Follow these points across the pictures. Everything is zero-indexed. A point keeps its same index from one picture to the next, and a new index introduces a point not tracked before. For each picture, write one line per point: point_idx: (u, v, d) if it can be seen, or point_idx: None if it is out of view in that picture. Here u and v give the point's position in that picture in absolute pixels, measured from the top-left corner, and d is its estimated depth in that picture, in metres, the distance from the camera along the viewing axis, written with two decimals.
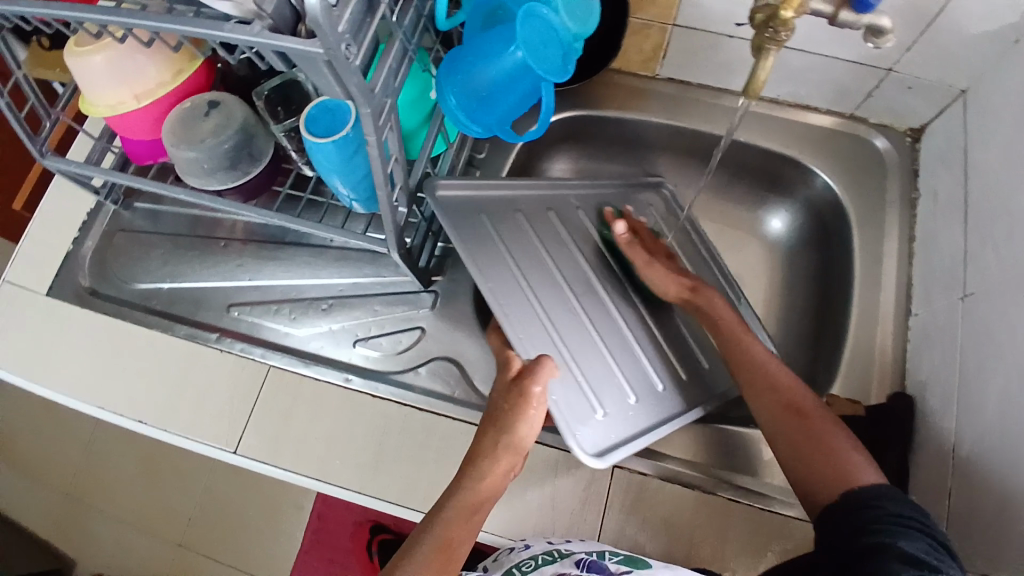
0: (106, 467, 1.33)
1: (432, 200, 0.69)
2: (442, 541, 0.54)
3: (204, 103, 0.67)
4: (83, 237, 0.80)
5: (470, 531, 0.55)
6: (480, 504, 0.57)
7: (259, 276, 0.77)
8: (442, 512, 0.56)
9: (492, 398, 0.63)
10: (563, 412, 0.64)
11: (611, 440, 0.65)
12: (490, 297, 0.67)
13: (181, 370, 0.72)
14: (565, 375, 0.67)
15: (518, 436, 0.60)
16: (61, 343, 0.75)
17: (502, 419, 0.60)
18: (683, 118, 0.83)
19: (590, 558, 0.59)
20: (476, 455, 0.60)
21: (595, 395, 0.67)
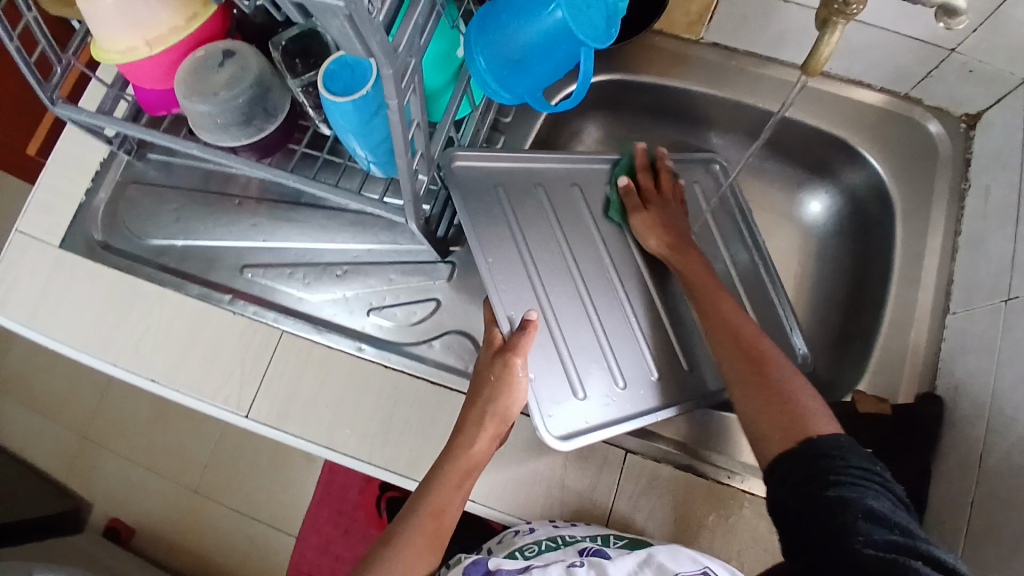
0: (121, 413, 1.35)
1: (449, 174, 0.67)
2: (433, 507, 0.57)
3: (219, 52, 0.63)
4: (96, 188, 0.79)
5: (458, 496, 0.57)
6: (470, 470, 0.58)
7: (273, 237, 0.75)
8: (434, 476, 0.58)
9: (478, 365, 0.63)
10: (536, 393, 0.63)
11: (583, 424, 0.63)
12: (484, 270, 0.65)
13: (193, 330, 0.71)
14: (548, 355, 0.65)
15: (503, 404, 0.59)
16: (73, 296, 0.74)
17: (487, 388, 0.59)
18: (723, 89, 0.78)
19: (593, 545, 0.57)
20: (464, 420, 0.60)
21: (577, 376, 0.65)
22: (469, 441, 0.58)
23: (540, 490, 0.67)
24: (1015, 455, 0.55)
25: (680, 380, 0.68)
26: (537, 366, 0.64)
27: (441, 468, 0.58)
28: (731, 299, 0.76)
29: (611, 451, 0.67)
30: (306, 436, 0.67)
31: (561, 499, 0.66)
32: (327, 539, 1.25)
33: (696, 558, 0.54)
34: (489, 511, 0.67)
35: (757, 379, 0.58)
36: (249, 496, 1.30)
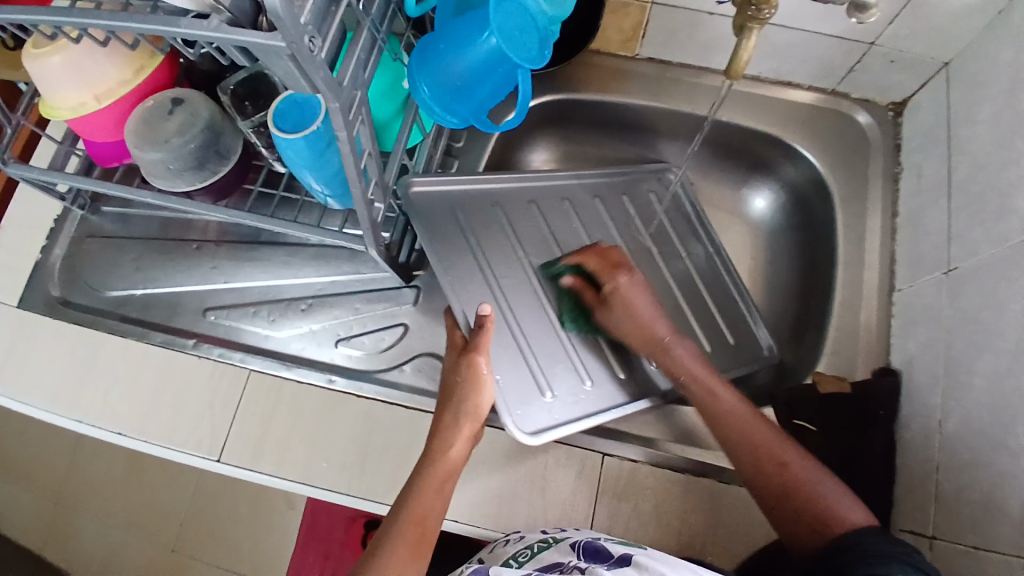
0: (93, 474, 1.31)
1: (407, 203, 0.68)
2: (415, 514, 0.53)
3: (168, 100, 0.65)
4: (51, 245, 0.78)
5: (440, 502, 0.54)
6: (449, 475, 0.56)
7: (234, 278, 0.75)
8: (412, 485, 0.55)
9: (445, 370, 0.61)
10: (503, 394, 0.63)
11: (549, 422, 0.64)
12: (447, 281, 0.67)
13: (160, 378, 0.71)
14: (514, 358, 0.66)
15: (474, 401, 0.57)
16: (34, 355, 0.72)
17: (457, 391, 0.58)
18: (665, 100, 0.82)
19: (586, 541, 0.58)
20: (437, 428, 0.58)
21: (543, 377, 0.66)
22: (445, 446, 0.56)
23: (520, 502, 0.68)
24: (970, 418, 0.58)
25: (642, 378, 0.70)
26: (503, 367, 0.65)
27: (418, 476, 0.55)
28: (690, 298, 0.79)
29: (587, 455, 0.69)
30: (282, 473, 0.67)
31: (542, 508, 0.67)
32: None
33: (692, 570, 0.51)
34: (472, 529, 0.67)
35: (765, 469, 0.57)
36: (234, 547, 1.27)
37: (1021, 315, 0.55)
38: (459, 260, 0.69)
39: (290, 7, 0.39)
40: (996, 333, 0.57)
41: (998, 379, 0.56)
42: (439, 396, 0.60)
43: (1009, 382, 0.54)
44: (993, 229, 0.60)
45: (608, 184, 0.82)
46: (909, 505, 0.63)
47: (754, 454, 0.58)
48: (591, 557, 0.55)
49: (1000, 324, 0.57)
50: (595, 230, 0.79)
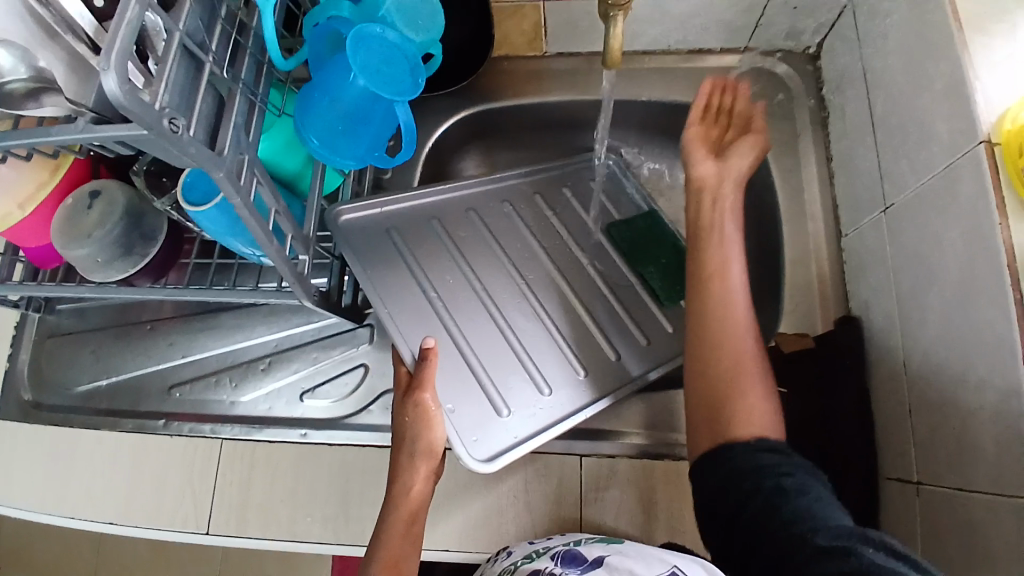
0: (120, 557, 1.34)
1: (335, 230, 0.70)
2: (387, 560, 0.56)
3: (86, 195, 0.66)
4: (16, 350, 0.79)
5: (410, 543, 0.57)
6: (414, 513, 0.59)
7: (191, 350, 0.77)
8: (383, 529, 0.57)
9: (394, 410, 0.63)
10: (456, 424, 0.62)
11: (507, 442, 0.63)
12: (383, 311, 0.67)
13: (137, 463, 0.71)
14: (463, 382, 0.65)
15: (427, 439, 0.59)
16: (14, 463, 0.73)
17: (407, 430, 0.60)
18: (587, 91, 0.81)
19: (565, 550, 0.57)
20: (395, 470, 0.60)
21: (499, 395, 0.65)
22: (406, 484, 0.59)
23: (507, 518, 0.67)
24: (930, 355, 0.57)
25: (605, 372, 0.69)
26: (453, 397, 0.64)
27: (385, 521, 0.58)
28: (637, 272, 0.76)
29: (566, 459, 0.69)
30: (269, 534, 0.67)
31: (530, 521, 0.67)
32: None
33: (665, 557, 0.49)
34: (465, 555, 0.67)
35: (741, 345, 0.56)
36: None
37: (957, 244, 0.54)
38: (398, 289, 0.69)
39: (138, 96, 0.39)
40: (937, 266, 0.56)
41: (948, 312, 0.55)
42: (393, 439, 0.62)
43: (959, 314, 0.54)
44: (919, 161, 0.59)
45: (546, 180, 0.82)
46: (892, 451, 0.61)
47: (719, 353, 0.56)
48: (568, 562, 0.54)
49: (939, 257, 0.56)
50: (539, 229, 0.78)
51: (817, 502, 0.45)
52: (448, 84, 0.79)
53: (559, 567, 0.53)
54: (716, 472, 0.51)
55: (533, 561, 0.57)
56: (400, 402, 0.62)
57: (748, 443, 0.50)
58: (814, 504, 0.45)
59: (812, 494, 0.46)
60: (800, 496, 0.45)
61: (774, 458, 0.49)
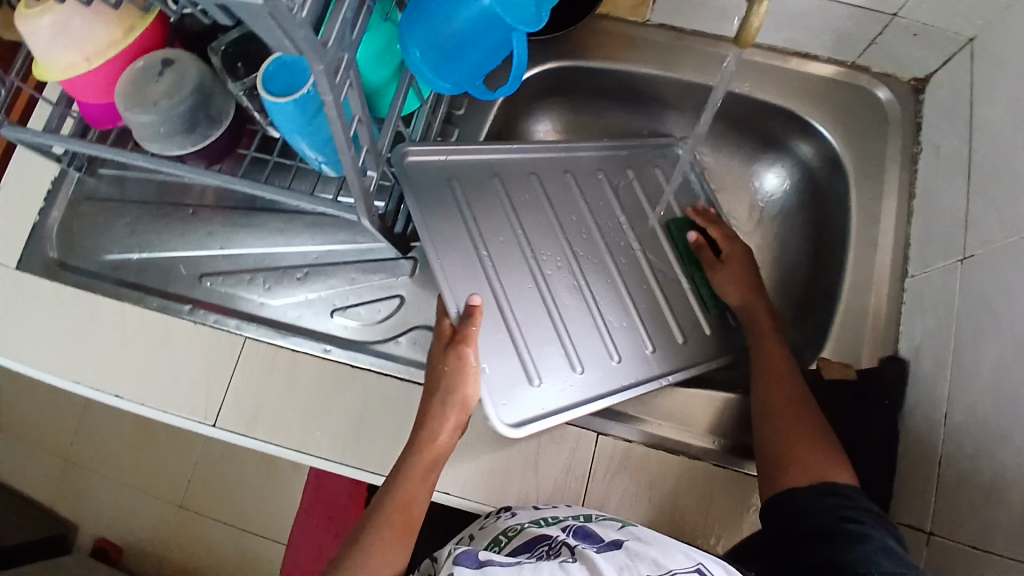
0: (103, 433, 1.34)
1: (400, 171, 0.67)
2: (401, 504, 0.55)
3: (157, 61, 0.62)
4: (48, 207, 0.77)
5: (425, 490, 0.57)
6: (435, 462, 0.58)
7: (230, 244, 0.75)
8: (401, 472, 0.57)
9: (432, 357, 0.62)
10: (489, 384, 0.63)
11: (537, 411, 0.63)
12: (435, 258, 0.65)
13: (157, 344, 0.70)
14: (502, 343, 0.65)
15: (464, 393, 0.59)
16: (34, 318, 0.72)
17: (444, 376, 0.59)
18: (676, 70, 0.76)
19: (577, 525, 0.57)
20: (423, 416, 0.59)
21: (533, 365, 0.65)
22: (433, 434, 0.58)
23: (512, 478, 0.67)
24: (975, 412, 0.56)
25: (638, 361, 0.70)
26: (489, 355, 0.64)
27: (407, 463, 0.57)
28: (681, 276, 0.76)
29: (582, 434, 0.68)
30: (277, 441, 0.67)
31: (536, 487, 0.66)
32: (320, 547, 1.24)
33: (689, 553, 0.49)
34: (464, 502, 0.67)
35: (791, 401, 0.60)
36: (239, 508, 1.29)
37: None
38: (452, 237, 0.68)
39: None
40: (1005, 327, 0.55)
41: (1004, 371, 0.54)
42: (425, 385, 0.61)
43: (1017, 377, 0.53)
44: (1011, 215, 0.57)
45: (611, 159, 0.79)
46: (911, 497, 0.61)
47: (772, 408, 0.61)
48: (582, 538, 0.54)
49: (1009, 318, 0.54)
50: (597, 209, 0.76)
51: (883, 550, 0.47)
52: (558, 28, 0.75)
53: (572, 540, 0.53)
54: (786, 515, 0.53)
55: (543, 527, 0.57)
56: (440, 350, 0.61)
57: (813, 488, 0.53)
58: (877, 550, 0.47)
59: (876, 538, 0.48)
60: (863, 542, 0.47)
61: (836, 501, 0.52)
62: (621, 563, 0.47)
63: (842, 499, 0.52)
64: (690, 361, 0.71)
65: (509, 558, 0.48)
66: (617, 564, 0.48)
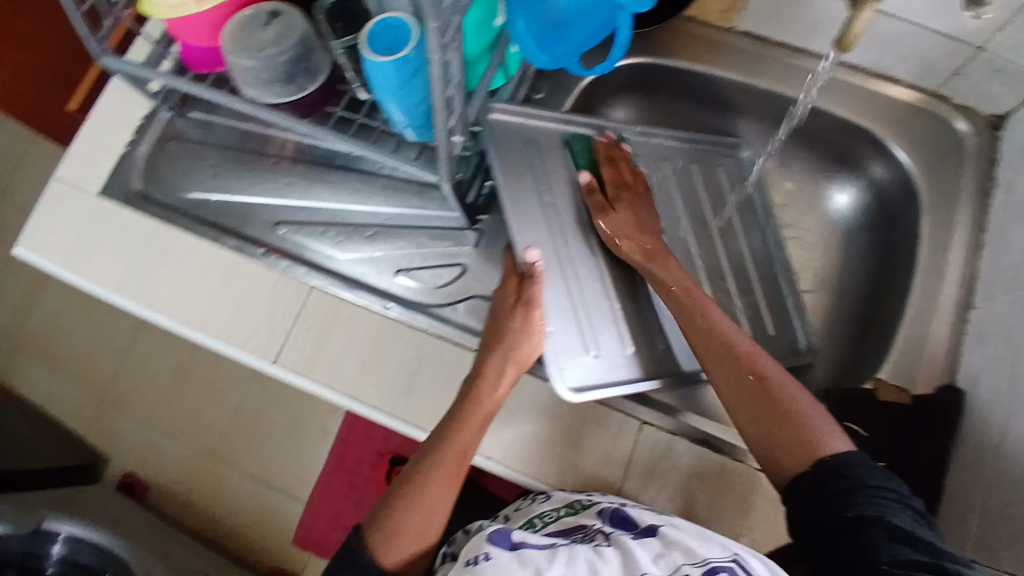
0: (142, 371, 1.39)
1: (484, 121, 0.69)
2: (456, 448, 0.60)
3: (265, 13, 0.66)
4: (137, 140, 0.80)
5: (480, 437, 0.61)
6: (492, 412, 0.62)
7: (307, 196, 0.77)
8: (457, 418, 0.61)
9: (494, 314, 0.65)
10: (553, 346, 0.64)
11: (593, 380, 0.65)
12: (512, 218, 0.67)
13: (228, 281, 0.73)
14: (562, 309, 0.67)
15: (526, 349, 0.63)
16: (112, 244, 0.75)
17: (509, 335, 0.63)
18: (758, 78, 0.77)
19: (614, 507, 0.56)
20: (483, 370, 0.62)
21: (589, 335, 0.67)
22: (493, 386, 0.61)
23: (552, 457, 0.67)
24: None
25: (691, 355, 0.70)
26: (554, 319, 0.66)
27: (464, 410, 0.61)
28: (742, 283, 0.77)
29: (626, 421, 0.68)
30: (330, 386, 0.70)
31: (575, 465, 0.67)
32: (337, 511, 1.28)
33: (725, 544, 0.47)
34: (503, 469, 0.68)
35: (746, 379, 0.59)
36: (261, 462, 1.32)
37: None
38: (521, 198, 0.68)
39: None
40: None
41: None
42: (486, 340, 0.64)
43: None
44: None
45: (681, 151, 0.79)
46: (950, 522, 0.62)
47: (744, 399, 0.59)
48: (618, 525, 0.53)
49: None
50: (662, 196, 0.77)
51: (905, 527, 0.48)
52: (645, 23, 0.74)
53: (609, 527, 0.53)
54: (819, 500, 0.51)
55: (579, 515, 0.56)
56: (505, 307, 0.65)
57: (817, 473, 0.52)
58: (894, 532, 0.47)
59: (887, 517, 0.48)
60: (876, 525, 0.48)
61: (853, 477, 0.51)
62: (655, 551, 0.47)
63: (848, 480, 0.51)
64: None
65: (543, 541, 0.51)
66: (653, 551, 0.47)
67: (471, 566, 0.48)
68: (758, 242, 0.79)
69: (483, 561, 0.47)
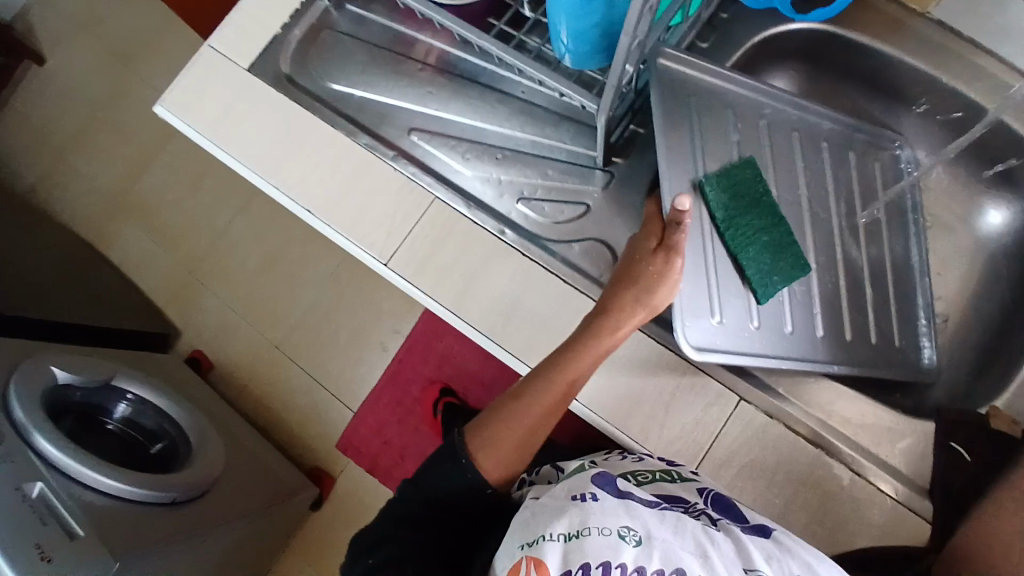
0: (229, 257, 1.44)
1: (653, 66, 0.67)
2: (567, 376, 0.61)
3: None
4: (291, 25, 0.81)
5: (591, 370, 0.61)
6: (609, 349, 0.62)
7: (446, 108, 0.77)
8: (575, 347, 0.61)
9: (631, 252, 0.63)
10: (681, 301, 0.65)
11: (715, 344, 0.65)
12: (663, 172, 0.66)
13: (357, 175, 0.75)
14: (695, 275, 0.66)
15: (659, 295, 0.61)
16: (255, 120, 0.78)
17: (643, 278, 0.61)
18: (941, 70, 0.72)
19: (715, 493, 0.55)
20: (609, 306, 0.61)
21: (716, 300, 0.66)
22: (616, 325, 0.61)
23: (641, 412, 0.68)
24: None
25: (808, 341, 0.69)
26: (687, 278, 0.66)
27: (583, 341, 0.61)
28: (869, 284, 0.73)
29: (724, 393, 0.67)
30: (436, 295, 0.71)
31: (662, 425, 0.67)
32: (382, 424, 1.32)
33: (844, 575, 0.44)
34: (588, 413, 0.69)
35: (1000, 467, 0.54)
36: (323, 366, 1.37)
37: None
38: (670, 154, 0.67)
39: None
40: None
41: None
42: (620, 274, 0.62)
43: None
44: None
45: (838, 135, 0.75)
46: None
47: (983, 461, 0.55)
48: (722, 511, 0.52)
49: None
50: (812, 177, 0.73)
51: None
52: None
53: (712, 510, 0.52)
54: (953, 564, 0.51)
55: (679, 488, 0.55)
56: (644, 249, 0.62)
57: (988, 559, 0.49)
58: None
59: None
60: None
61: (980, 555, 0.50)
62: (768, 552, 0.45)
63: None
64: (853, 362, 0.70)
65: (648, 497, 0.51)
66: (764, 551, 0.45)
67: (578, 501, 0.50)
68: (892, 246, 0.75)
69: (590, 501, 0.50)
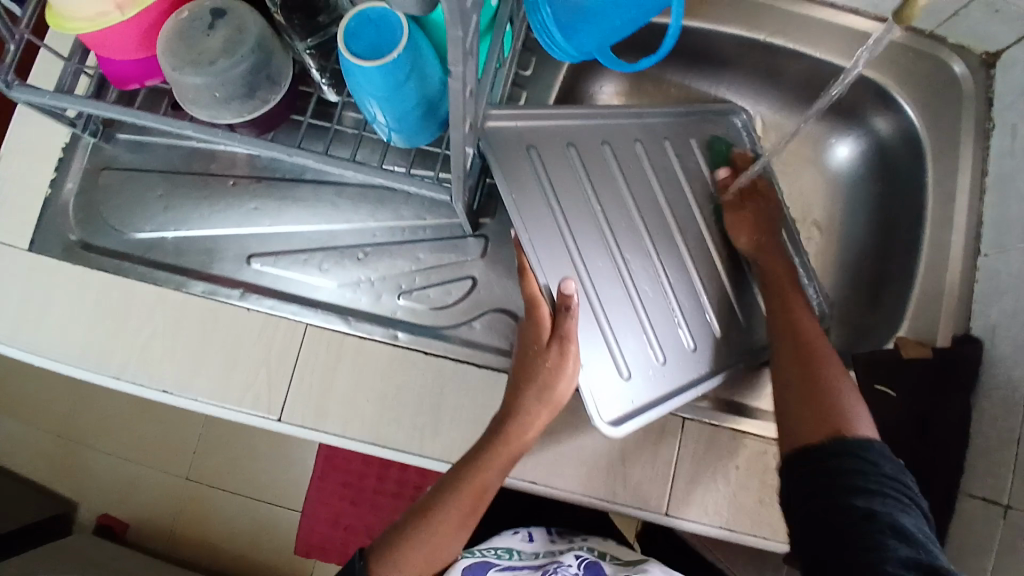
0: (99, 407, 1.27)
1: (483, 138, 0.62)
2: (475, 486, 0.57)
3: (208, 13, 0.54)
4: (62, 178, 0.68)
5: (499, 477, 0.58)
6: (516, 452, 0.59)
7: (279, 220, 0.68)
8: (480, 459, 0.57)
9: (523, 345, 0.62)
10: (587, 384, 0.62)
11: (632, 405, 0.63)
12: (524, 242, 0.64)
13: (206, 329, 0.64)
14: (591, 332, 0.65)
15: (558, 390, 0.59)
16: (59, 305, 0.64)
17: (539, 376, 0.59)
18: (757, 30, 0.72)
19: None
20: (511, 408, 0.59)
21: (620, 355, 0.65)
22: (522, 428, 0.58)
23: (598, 471, 0.64)
24: None
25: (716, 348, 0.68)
26: (583, 347, 0.64)
27: (487, 450, 0.57)
28: None
29: (666, 418, 0.66)
30: (350, 433, 0.63)
31: (624, 474, 0.64)
32: (337, 512, 1.20)
33: None
34: (549, 491, 0.64)
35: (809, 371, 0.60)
36: (250, 481, 1.25)
37: None
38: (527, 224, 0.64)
39: None
40: None
41: None
42: (518, 374, 0.61)
43: None
44: None
45: (679, 125, 0.74)
46: (983, 474, 0.62)
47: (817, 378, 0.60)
48: None
49: None
50: (668, 184, 0.72)
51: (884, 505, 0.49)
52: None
53: None
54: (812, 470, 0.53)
55: None
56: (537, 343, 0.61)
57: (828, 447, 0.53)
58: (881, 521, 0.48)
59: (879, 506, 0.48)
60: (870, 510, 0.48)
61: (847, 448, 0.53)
62: None
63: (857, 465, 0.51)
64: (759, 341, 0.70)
65: None
66: None
67: None
68: None
69: None
